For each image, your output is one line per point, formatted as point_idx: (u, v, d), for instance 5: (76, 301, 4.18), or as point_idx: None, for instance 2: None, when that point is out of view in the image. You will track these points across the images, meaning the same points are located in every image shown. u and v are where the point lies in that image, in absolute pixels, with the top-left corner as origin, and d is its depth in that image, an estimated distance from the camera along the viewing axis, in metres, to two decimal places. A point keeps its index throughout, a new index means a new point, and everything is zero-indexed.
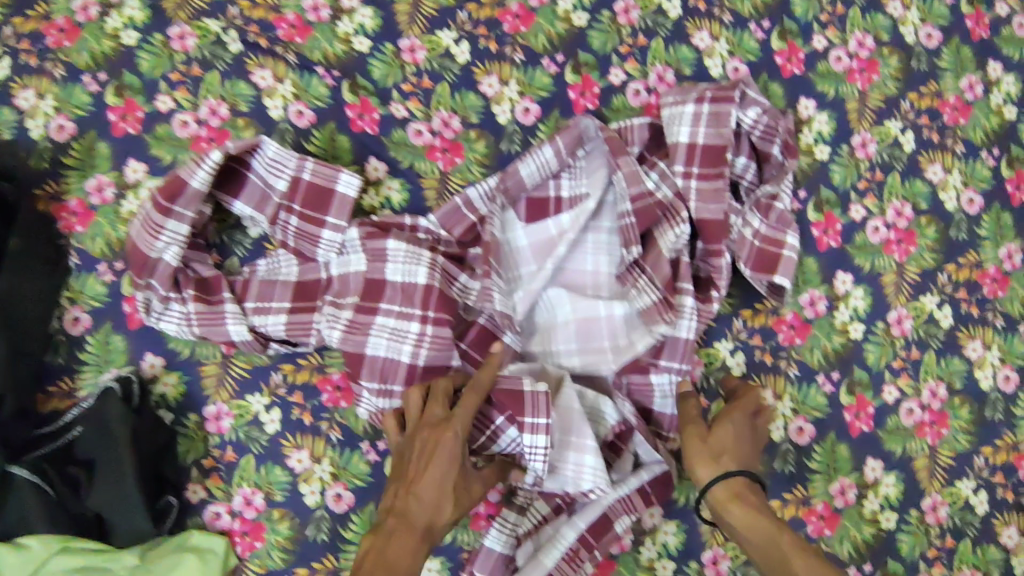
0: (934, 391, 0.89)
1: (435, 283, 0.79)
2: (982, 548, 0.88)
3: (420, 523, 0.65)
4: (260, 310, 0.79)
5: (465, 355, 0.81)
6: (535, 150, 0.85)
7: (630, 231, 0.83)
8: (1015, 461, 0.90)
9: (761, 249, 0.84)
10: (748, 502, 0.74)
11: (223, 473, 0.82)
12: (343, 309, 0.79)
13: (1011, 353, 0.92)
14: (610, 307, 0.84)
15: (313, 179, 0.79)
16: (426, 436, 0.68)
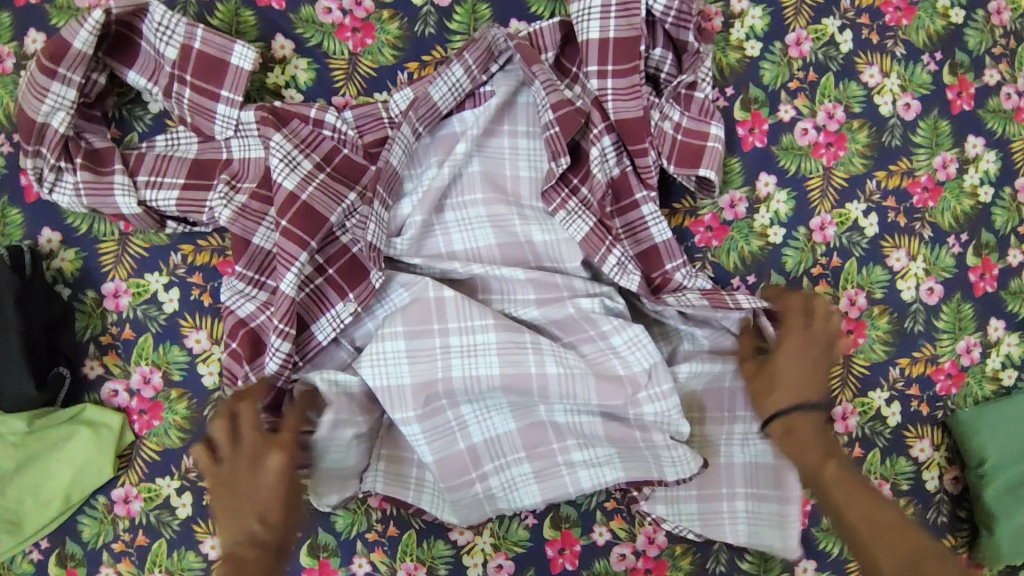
0: (853, 299, 0.87)
1: (301, 194, 0.76)
2: (892, 459, 0.86)
3: (269, 545, 0.70)
4: (152, 184, 0.79)
5: (330, 280, 0.80)
6: (445, 70, 0.80)
7: (556, 143, 0.79)
8: (933, 374, 0.87)
9: (682, 143, 0.81)
10: (818, 431, 0.78)
11: (121, 351, 0.82)
12: (239, 192, 0.79)
13: (937, 266, 0.89)
14: (526, 228, 0.82)
15: (205, 48, 0.78)
16: (256, 467, 0.71)
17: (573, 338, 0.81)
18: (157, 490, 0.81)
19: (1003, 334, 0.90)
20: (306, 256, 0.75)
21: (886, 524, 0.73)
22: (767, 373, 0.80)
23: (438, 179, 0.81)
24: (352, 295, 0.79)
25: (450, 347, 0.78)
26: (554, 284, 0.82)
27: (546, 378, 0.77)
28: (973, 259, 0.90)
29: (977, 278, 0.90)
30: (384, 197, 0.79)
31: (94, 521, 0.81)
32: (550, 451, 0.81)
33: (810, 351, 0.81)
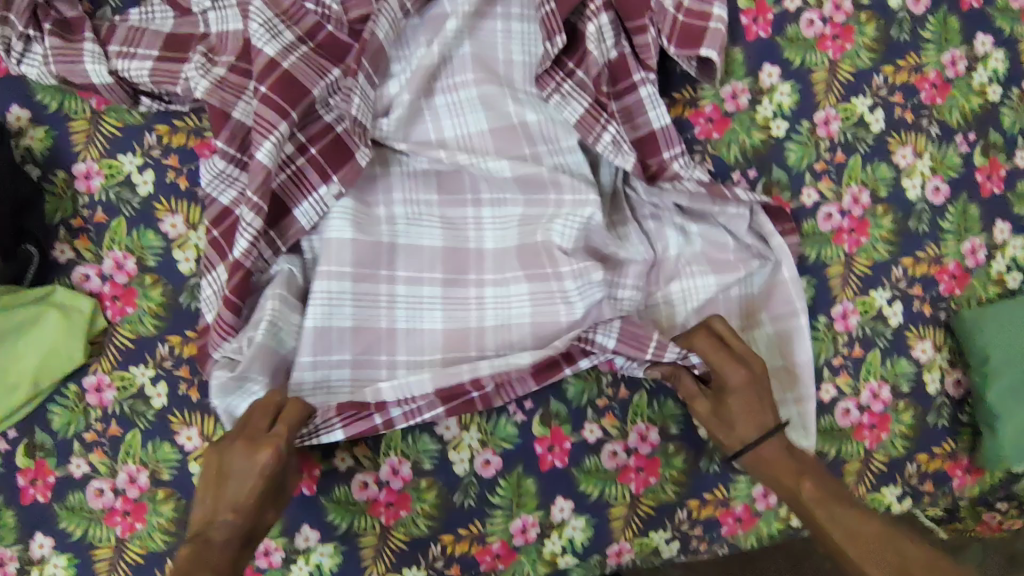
0: (857, 197, 0.84)
1: (283, 62, 0.74)
2: (891, 360, 0.83)
3: (233, 535, 0.66)
4: (124, 55, 0.77)
5: (311, 160, 0.76)
6: None
7: (552, 21, 0.77)
8: (936, 275, 0.84)
9: (683, 22, 0.78)
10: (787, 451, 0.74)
11: (93, 235, 0.78)
12: (217, 65, 0.75)
13: (943, 164, 0.86)
14: (520, 111, 0.79)
15: None
16: (242, 453, 0.67)
17: (531, 272, 0.80)
18: (131, 379, 0.78)
19: (1009, 238, 0.86)
20: (286, 124, 0.73)
21: (869, 536, 0.68)
22: (724, 411, 0.74)
23: (427, 58, 0.78)
24: (336, 176, 0.76)
25: (396, 297, 0.79)
26: (545, 201, 0.80)
27: (483, 330, 0.80)
28: (980, 159, 0.87)
29: (984, 179, 0.86)
30: (368, 73, 0.75)
31: (65, 410, 0.78)
32: (556, 317, 0.79)
33: (754, 375, 0.74)
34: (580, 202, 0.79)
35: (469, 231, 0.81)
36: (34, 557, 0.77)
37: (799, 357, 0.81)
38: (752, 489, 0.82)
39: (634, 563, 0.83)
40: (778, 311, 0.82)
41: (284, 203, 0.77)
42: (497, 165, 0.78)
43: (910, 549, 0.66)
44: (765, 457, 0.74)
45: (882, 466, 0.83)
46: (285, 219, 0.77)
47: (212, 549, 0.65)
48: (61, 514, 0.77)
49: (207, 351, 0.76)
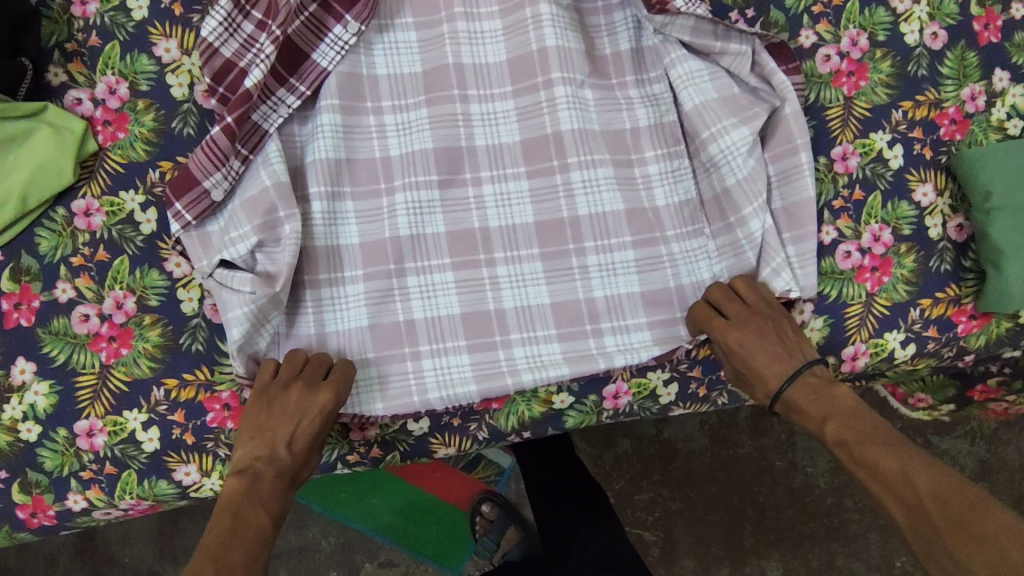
0: (855, 40, 0.83)
1: None
2: (893, 203, 0.82)
3: (281, 474, 0.65)
4: None
5: (325, 7, 0.75)
6: None
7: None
8: (937, 118, 0.83)
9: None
10: (818, 398, 0.69)
11: (87, 60, 0.78)
12: None
13: (941, 12, 0.85)
14: None
15: None
16: (302, 397, 0.68)
17: (535, 168, 0.78)
18: (121, 205, 0.77)
19: (1008, 86, 0.85)
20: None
21: (892, 478, 0.62)
22: (742, 369, 0.72)
23: None
24: (350, 15, 0.76)
25: (396, 206, 0.76)
26: (533, 85, 0.79)
27: (489, 232, 0.77)
28: (978, 9, 0.86)
29: (982, 28, 0.85)
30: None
31: (52, 234, 0.76)
32: (550, 169, 0.78)
33: (759, 334, 0.71)
34: (572, 79, 0.78)
35: (459, 128, 0.78)
36: (15, 385, 0.75)
37: (804, 192, 0.75)
38: None
39: (631, 409, 0.80)
40: (779, 149, 0.77)
41: (300, 49, 0.75)
42: (493, 50, 0.80)
43: (924, 485, 0.60)
44: (795, 409, 0.70)
45: (885, 310, 0.81)
46: (304, 64, 0.75)
47: (262, 484, 0.64)
48: (44, 339, 0.75)
49: (198, 176, 0.71)
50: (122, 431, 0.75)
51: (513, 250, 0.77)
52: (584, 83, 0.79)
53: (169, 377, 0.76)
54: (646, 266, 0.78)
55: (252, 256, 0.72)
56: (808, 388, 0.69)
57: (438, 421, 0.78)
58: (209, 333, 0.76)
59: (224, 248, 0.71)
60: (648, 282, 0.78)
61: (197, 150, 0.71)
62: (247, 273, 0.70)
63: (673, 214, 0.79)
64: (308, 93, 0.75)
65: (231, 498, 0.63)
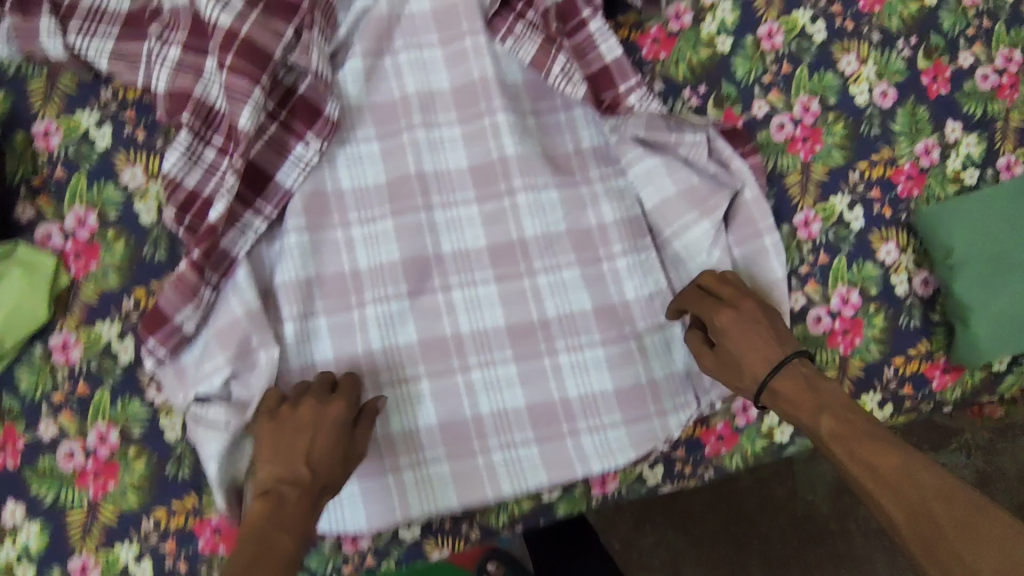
0: (807, 106, 0.85)
1: (241, 29, 0.73)
2: (858, 264, 0.83)
3: (305, 491, 0.65)
4: (81, 31, 0.76)
5: (286, 126, 0.77)
6: None
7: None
8: (893, 176, 0.85)
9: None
10: (808, 388, 0.70)
11: (54, 192, 0.77)
12: (170, 46, 0.75)
13: (888, 69, 0.86)
14: (483, 67, 0.80)
15: None
16: (315, 410, 0.68)
17: (503, 272, 0.80)
18: (98, 336, 0.76)
19: (961, 136, 0.87)
20: (259, 89, 0.73)
21: (893, 480, 0.62)
22: (727, 352, 0.72)
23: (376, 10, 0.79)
24: (311, 134, 0.77)
25: (367, 319, 0.77)
26: (497, 193, 0.80)
27: (461, 338, 0.78)
28: (924, 63, 0.87)
29: (929, 82, 0.87)
30: (321, 27, 0.77)
31: (32, 372, 0.76)
32: (517, 273, 0.80)
33: (751, 318, 0.72)
34: (533, 185, 0.80)
35: (424, 238, 0.79)
36: (6, 527, 0.74)
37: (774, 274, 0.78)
38: (729, 404, 0.81)
39: (620, 493, 0.81)
40: (743, 234, 0.80)
41: (265, 171, 0.76)
42: (453, 156, 0.81)
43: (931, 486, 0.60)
44: (789, 396, 0.70)
45: (860, 373, 0.82)
46: (269, 184, 0.76)
47: (285, 505, 0.64)
48: (30, 480, 0.75)
49: (168, 313, 0.72)
50: (115, 563, 0.75)
51: (487, 360, 0.78)
52: (548, 184, 0.80)
53: (158, 506, 0.75)
54: (621, 363, 0.79)
55: (227, 386, 0.73)
56: (797, 377, 0.70)
57: (430, 524, 0.78)
58: (195, 460, 0.76)
59: (200, 382, 0.72)
60: (622, 379, 0.79)
61: (166, 285, 0.71)
62: (222, 406, 0.72)
63: (644, 308, 0.80)
64: (274, 214, 0.76)
65: (259, 520, 0.63)
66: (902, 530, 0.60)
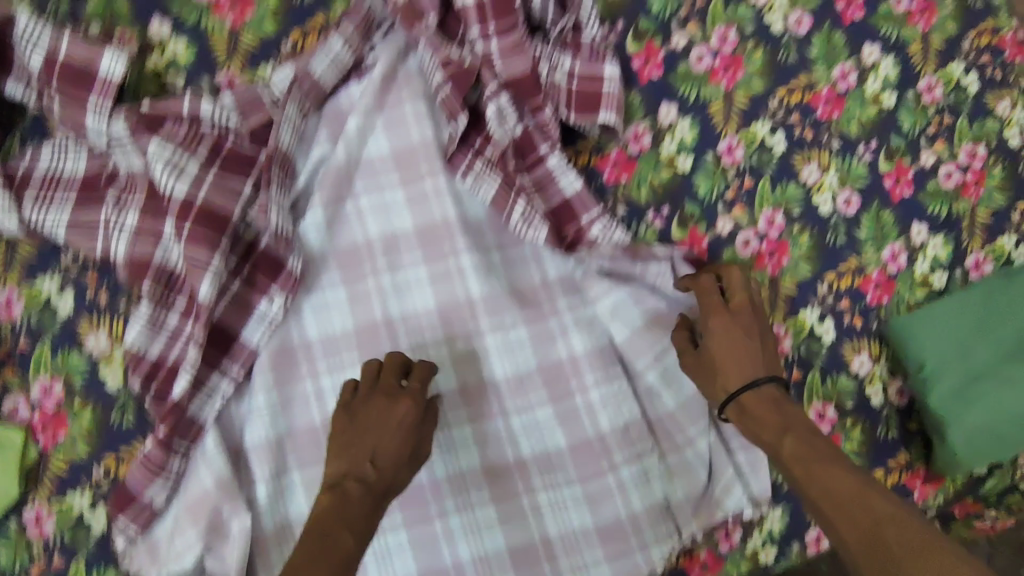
0: (771, 219, 0.85)
1: (197, 198, 0.73)
2: (832, 378, 0.84)
3: (368, 490, 0.68)
4: (40, 205, 0.76)
5: (249, 282, 0.77)
6: (324, 44, 0.79)
7: (451, 102, 0.78)
8: (861, 285, 0.85)
9: (580, 89, 0.81)
10: (779, 408, 0.70)
11: (20, 363, 0.77)
12: (127, 214, 0.75)
13: (850, 176, 0.87)
14: (444, 209, 0.80)
15: (71, 59, 0.75)
16: (383, 406, 0.71)
17: (476, 413, 0.79)
18: (71, 506, 0.76)
19: (927, 238, 0.87)
20: (218, 258, 0.73)
21: (845, 499, 0.60)
22: (711, 356, 0.73)
23: (334, 160, 0.79)
24: (274, 288, 0.77)
25: None
26: (466, 333, 0.80)
27: (437, 484, 0.78)
28: (885, 166, 0.87)
29: (892, 184, 0.87)
30: (279, 183, 0.77)
31: (7, 547, 0.75)
32: (491, 414, 0.80)
33: (744, 328, 0.73)
34: (500, 324, 0.80)
35: None
36: None
37: None
38: (711, 532, 0.81)
39: None
40: None
41: (230, 331, 0.77)
42: (420, 297, 0.80)
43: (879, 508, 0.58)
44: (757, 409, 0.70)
45: None
46: (234, 345, 0.77)
47: (349, 501, 0.66)
48: None
49: (137, 490, 0.73)
50: None
51: (465, 505, 0.78)
52: (516, 322, 0.80)
53: None
54: (599, 499, 0.79)
55: (202, 561, 0.74)
56: (777, 399, 0.70)
57: None
58: None
59: (172, 561, 0.73)
60: (600, 514, 0.79)
61: (133, 467, 0.73)
62: None
63: (620, 439, 0.80)
64: (241, 375, 0.77)
65: (322, 513, 0.66)
66: (849, 544, 0.58)
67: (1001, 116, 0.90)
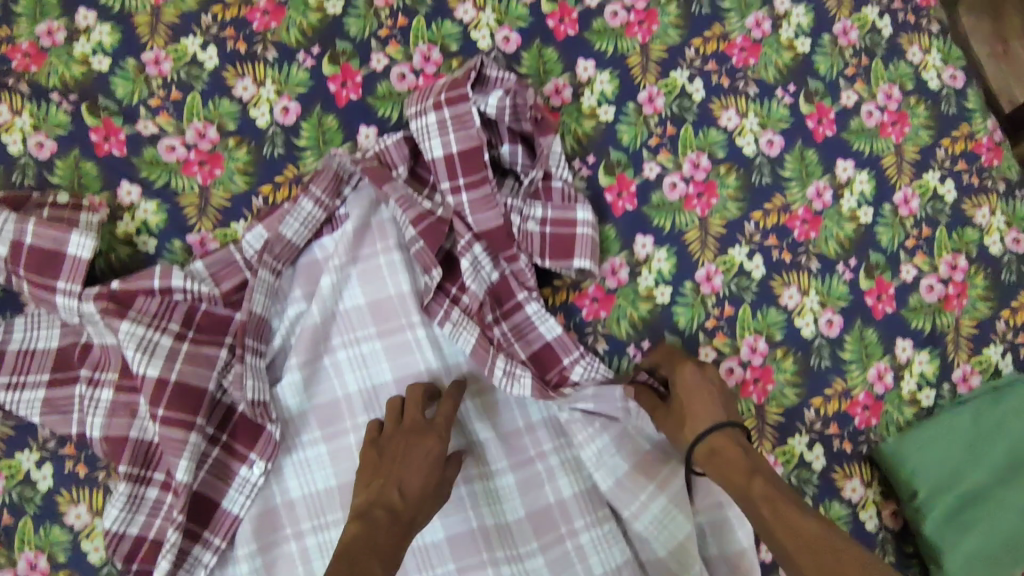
0: (754, 346, 0.84)
1: (170, 376, 0.74)
2: (825, 506, 0.82)
3: (396, 518, 0.67)
4: (14, 386, 0.77)
5: (227, 448, 0.78)
6: (294, 206, 0.79)
7: (425, 256, 0.78)
8: (849, 409, 0.84)
9: (552, 235, 0.81)
10: (743, 452, 0.71)
11: (2, 540, 0.76)
12: (102, 390, 0.76)
13: (831, 296, 0.86)
14: (425, 359, 0.80)
15: (36, 243, 0.75)
16: (411, 440, 0.72)
17: (464, 564, 0.77)
18: None
19: (913, 354, 0.86)
20: (194, 436, 0.74)
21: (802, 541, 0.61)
22: (678, 406, 0.77)
23: (309, 319, 0.80)
24: (254, 454, 0.77)
25: None
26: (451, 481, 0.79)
27: None
28: (866, 283, 0.87)
29: (874, 301, 0.86)
30: (253, 349, 0.77)
31: None
32: (480, 563, 0.77)
33: (706, 378, 0.78)
34: (487, 472, 0.80)
35: None
36: None
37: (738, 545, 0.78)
38: None
39: None
40: (703, 504, 0.80)
41: (211, 497, 0.77)
42: None
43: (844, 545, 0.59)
44: (721, 451, 0.72)
45: None
46: (216, 513, 0.77)
47: (376, 527, 0.66)
48: None
49: None
50: None
51: None
52: (503, 469, 0.80)
53: None
54: None
55: None
56: (741, 442, 0.72)
57: None
58: None
59: None
60: None
61: None
62: None
63: None
64: (224, 543, 0.76)
65: (351, 538, 0.65)
66: None
67: (980, 223, 0.90)
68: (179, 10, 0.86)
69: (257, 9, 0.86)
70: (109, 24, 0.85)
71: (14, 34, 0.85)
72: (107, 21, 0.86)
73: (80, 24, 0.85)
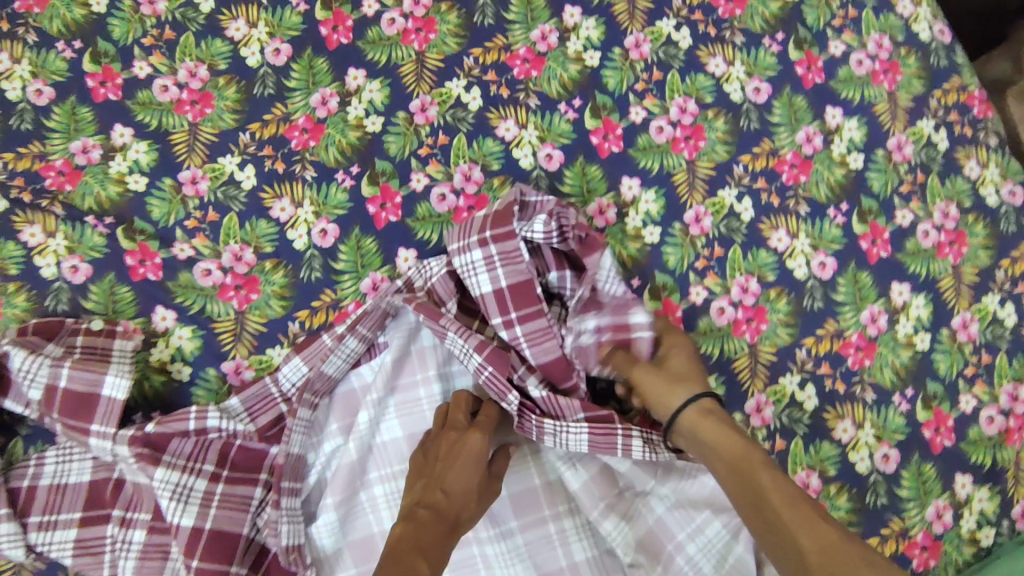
0: (806, 482, 0.79)
1: (204, 524, 0.73)
2: None
3: (444, 517, 0.66)
4: (45, 526, 0.74)
5: None
6: (336, 341, 0.77)
7: (496, 383, 0.75)
8: (907, 550, 0.80)
9: (608, 345, 0.79)
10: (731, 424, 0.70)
11: None
12: (134, 532, 0.74)
13: (887, 429, 0.82)
14: None
15: (71, 385, 0.75)
16: (454, 439, 0.71)
17: None
18: None
19: (972, 490, 0.82)
20: None
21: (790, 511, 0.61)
22: (666, 368, 0.75)
23: (346, 456, 0.77)
24: None
25: None
26: None
27: None
28: (923, 414, 0.83)
29: (932, 434, 0.83)
30: (289, 488, 0.74)
31: None
32: None
33: (695, 351, 0.77)
34: None
35: None
36: None
37: None
38: None
39: None
40: None
41: None
42: None
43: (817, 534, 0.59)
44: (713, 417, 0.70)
45: None
46: None
47: (421, 522, 0.65)
48: None
49: None
50: None
51: None
52: None
53: None
54: None
55: None
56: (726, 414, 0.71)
57: None
58: None
59: None
60: None
61: None
62: None
63: None
64: None
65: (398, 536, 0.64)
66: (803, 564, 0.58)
67: None
68: (217, 128, 0.85)
69: (296, 127, 0.85)
70: (147, 142, 0.84)
71: (49, 151, 0.84)
72: (144, 139, 0.84)
73: (116, 143, 0.84)
